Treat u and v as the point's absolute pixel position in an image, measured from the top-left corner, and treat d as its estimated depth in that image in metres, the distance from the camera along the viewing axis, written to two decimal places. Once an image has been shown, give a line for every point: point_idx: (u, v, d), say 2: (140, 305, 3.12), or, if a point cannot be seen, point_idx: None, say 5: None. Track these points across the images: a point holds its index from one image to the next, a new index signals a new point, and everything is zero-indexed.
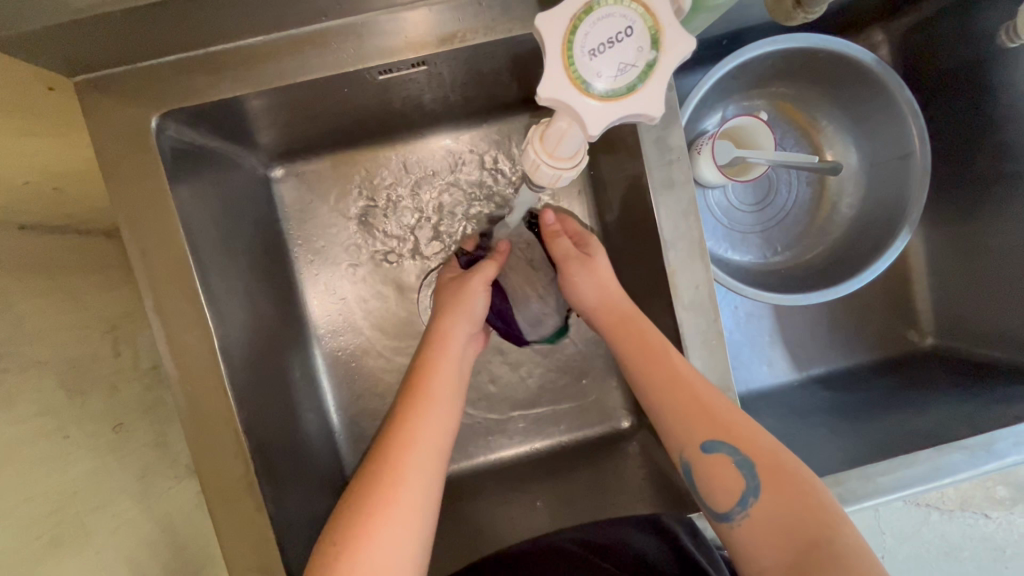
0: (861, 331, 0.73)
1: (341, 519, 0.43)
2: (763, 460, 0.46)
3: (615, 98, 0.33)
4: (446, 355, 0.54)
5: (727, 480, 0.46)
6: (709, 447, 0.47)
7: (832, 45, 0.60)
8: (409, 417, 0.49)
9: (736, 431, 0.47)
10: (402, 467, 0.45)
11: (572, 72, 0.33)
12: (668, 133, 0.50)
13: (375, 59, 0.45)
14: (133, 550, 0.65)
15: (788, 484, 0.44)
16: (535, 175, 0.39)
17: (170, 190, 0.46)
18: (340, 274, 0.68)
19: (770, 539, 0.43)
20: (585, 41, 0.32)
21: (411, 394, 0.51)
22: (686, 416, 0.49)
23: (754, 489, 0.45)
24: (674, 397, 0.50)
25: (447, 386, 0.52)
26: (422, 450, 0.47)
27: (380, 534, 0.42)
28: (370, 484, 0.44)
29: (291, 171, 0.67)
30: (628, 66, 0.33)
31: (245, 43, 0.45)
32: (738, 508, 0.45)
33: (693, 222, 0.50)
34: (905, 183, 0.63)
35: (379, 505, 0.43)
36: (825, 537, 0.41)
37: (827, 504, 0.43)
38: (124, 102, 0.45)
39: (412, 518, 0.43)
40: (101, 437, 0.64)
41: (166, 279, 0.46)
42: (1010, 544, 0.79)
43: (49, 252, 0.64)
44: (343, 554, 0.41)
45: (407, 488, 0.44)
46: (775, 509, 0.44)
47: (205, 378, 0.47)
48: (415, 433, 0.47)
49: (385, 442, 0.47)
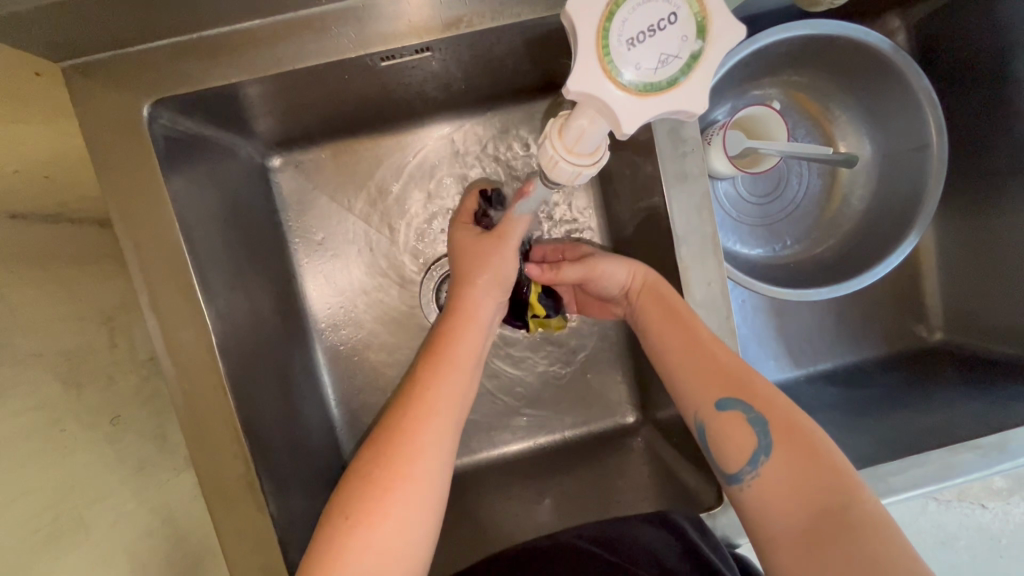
0: (871, 325, 0.72)
1: (352, 490, 0.42)
2: (776, 417, 0.45)
3: (654, 92, 0.32)
4: (471, 322, 0.49)
5: (740, 439, 0.45)
6: (723, 405, 0.46)
7: (849, 33, 0.58)
8: (429, 383, 0.46)
9: (751, 391, 0.46)
10: (420, 440, 0.43)
11: (607, 64, 0.31)
12: (682, 125, 0.48)
13: (377, 44, 0.43)
14: (134, 542, 0.64)
15: (803, 443, 0.44)
16: (553, 172, 0.37)
17: (164, 180, 0.44)
18: (340, 266, 0.67)
19: (783, 499, 0.42)
20: (622, 29, 0.30)
21: (432, 357, 0.47)
22: (702, 374, 0.48)
23: (766, 448, 0.44)
24: (688, 359, 0.49)
25: (468, 353, 0.48)
26: (439, 423, 0.44)
27: (395, 511, 0.41)
28: (384, 455, 0.42)
29: (290, 160, 0.65)
30: (670, 57, 0.31)
31: (240, 27, 0.43)
32: (748, 468, 0.44)
33: (706, 217, 0.49)
34: (921, 175, 0.62)
35: (395, 480, 0.41)
36: (842, 500, 0.40)
37: (843, 467, 0.42)
38: (115, 88, 0.43)
39: (427, 495, 0.42)
40: (98, 430, 0.63)
41: (161, 273, 0.45)
42: (1006, 534, 0.78)
43: (43, 243, 0.62)
44: (355, 529, 0.40)
45: (424, 463, 0.43)
46: (789, 470, 0.43)
47: (204, 375, 0.46)
48: (435, 401, 0.45)
49: (402, 407, 0.45)
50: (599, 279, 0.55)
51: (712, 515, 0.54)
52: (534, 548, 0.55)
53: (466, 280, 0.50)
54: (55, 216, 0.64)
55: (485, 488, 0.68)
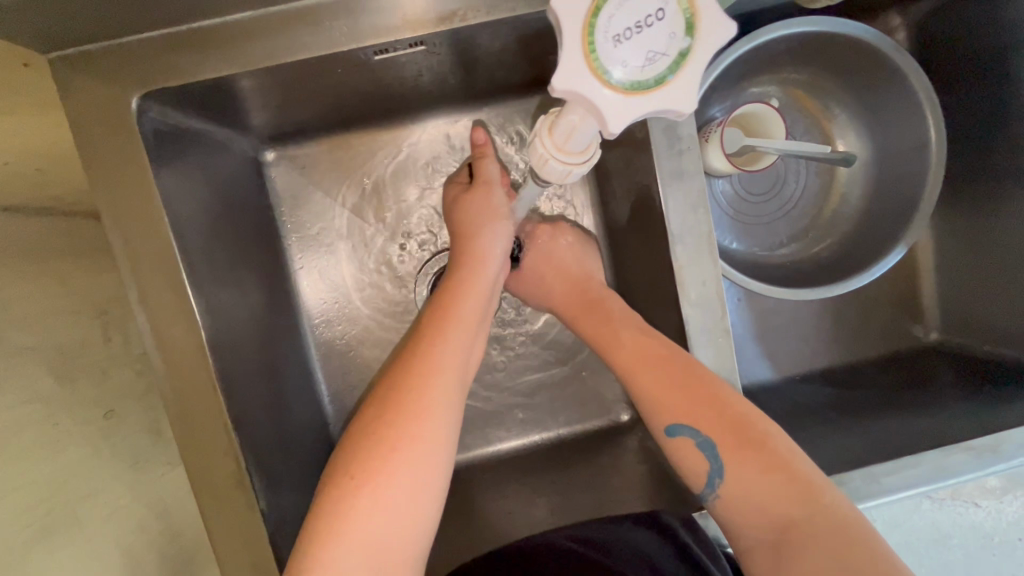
0: (868, 326, 0.71)
1: (357, 451, 0.41)
2: (724, 437, 0.46)
3: (642, 91, 0.31)
4: (478, 276, 0.50)
5: (694, 465, 0.47)
6: (673, 431, 0.48)
7: (848, 30, 0.57)
8: (436, 340, 0.46)
9: (698, 412, 0.47)
10: (427, 396, 0.43)
11: (593, 62, 0.31)
12: (677, 122, 0.47)
13: (369, 38, 0.43)
14: (126, 537, 0.64)
15: (758, 457, 0.45)
16: (543, 170, 0.37)
17: (153, 174, 0.44)
18: (335, 262, 0.66)
19: (745, 517, 0.44)
20: (608, 26, 0.30)
21: (438, 317, 0.48)
22: (652, 400, 0.49)
23: (719, 470, 0.46)
24: (642, 384, 0.50)
25: (474, 307, 0.49)
26: (445, 380, 0.44)
27: (401, 470, 0.40)
28: (390, 412, 0.42)
29: (284, 154, 0.65)
30: (658, 54, 0.30)
31: (231, 18, 0.42)
32: (708, 491, 0.46)
33: (702, 215, 0.48)
34: (920, 174, 0.62)
35: (402, 436, 0.41)
36: (801, 512, 0.42)
37: (799, 475, 0.43)
38: (101, 81, 0.42)
39: (433, 453, 0.42)
40: (90, 425, 0.63)
41: (150, 268, 0.44)
42: (998, 533, 0.78)
43: (36, 236, 0.62)
44: (359, 489, 0.39)
45: (431, 421, 0.42)
46: (744, 488, 0.45)
47: (194, 372, 0.46)
48: (442, 358, 0.45)
49: (409, 364, 0.45)
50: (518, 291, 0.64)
51: (703, 514, 0.53)
52: (524, 547, 0.55)
53: (471, 235, 0.52)
54: (47, 208, 0.64)
55: (479, 486, 0.68)
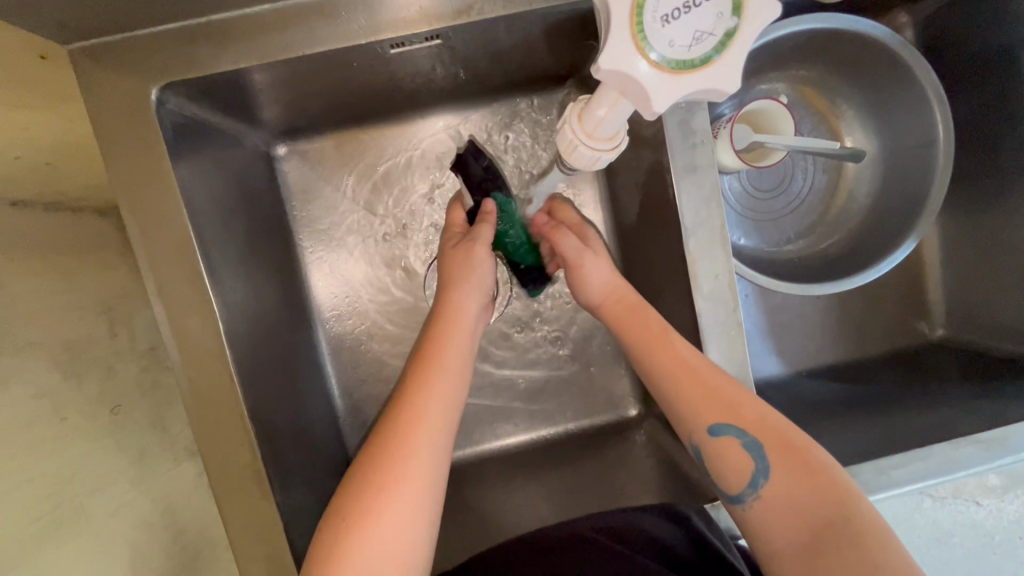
0: (874, 322, 0.72)
1: (347, 495, 0.42)
2: (770, 440, 0.46)
3: (688, 70, 0.31)
4: (456, 326, 0.50)
5: (738, 463, 0.46)
6: (716, 430, 0.47)
7: (857, 27, 0.58)
8: (418, 388, 0.46)
9: (743, 413, 0.47)
10: (410, 443, 0.43)
11: (640, 41, 0.31)
12: (691, 116, 0.48)
13: (387, 31, 0.43)
14: (133, 533, 0.64)
15: (801, 463, 0.45)
16: (571, 157, 0.37)
17: (171, 166, 0.44)
18: (344, 257, 0.66)
19: (784, 519, 0.44)
20: (657, 5, 0.30)
21: (422, 364, 0.48)
22: (695, 402, 0.48)
23: (764, 471, 0.45)
24: (684, 387, 0.49)
25: (457, 356, 0.49)
26: (429, 425, 0.44)
27: (386, 512, 0.40)
28: (376, 458, 0.43)
29: (295, 149, 0.65)
30: (705, 34, 0.31)
31: (250, 11, 0.42)
32: (749, 491, 0.45)
33: (714, 209, 0.49)
34: (927, 170, 0.62)
35: (387, 480, 0.41)
36: (841, 514, 0.42)
37: (839, 482, 0.44)
38: (121, 73, 0.42)
39: (419, 496, 0.42)
40: (98, 419, 0.63)
41: (167, 260, 0.44)
42: (999, 531, 0.79)
43: (47, 230, 0.62)
44: (351, 529, 0.40)
45: (416, 464, 0.42)
46: (789, 491, 0.44)
47: (209, 363, 0.46)
48: (426, 406, 0.45)
49: (393, 413, 0.45)
50: (575, 270, 0.56)
51: (716, 506, 0.54)
52: (539, 538, 0.55)
53: (449, 288, 0.52)
54: (56, 203, 0.63)
55: (488, 481, 0.68)
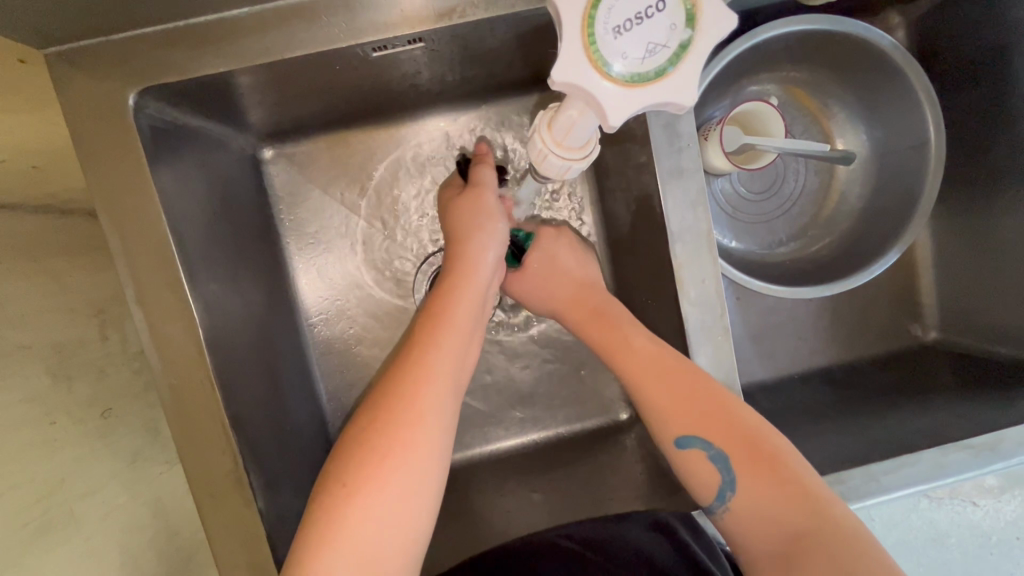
0: (866, 324, 0.71)
1: (350, 460, 0.40)
2: (737, 449, 0.46)
3: (643, 83, 0.31)
4: (471, 281, 0.48)
5: (705, 475, 0.47)
6: (683, 443, 0.48)
7: (850, 28, 0.57)
8: (427, 345, 0.45)
9: (709, 426, 0.47)
10: (419, 405, 0.42)
11: (593, 54, 0.30)
12: (677, 119, 0.47)
13: (369, 34, 0.43)
14: (122, 536, 0.63)
15: (771, 472, 0.45)
16: (543, 165, 0.37)
17: (152, 171, 0.43)
18: (333, 261, 0.66)
19: (753, 530, 0.44)
20: (609, 17, 0.30)
21: (432, 321, 0.46)
22: (662, 411, 0.49)
23: (731, 482, 0.46)
24: (649, 395, 0.50)
25: (468, 312, 0.48)
26: (439, 386, 0.43)
27: (393, 479, 0.39)
28: (384, 420, 0.41)
29: (282, 152, 0.64)
30: (659, 46, 0.30)
31: (229, 14, 0.42)
32: (719, 503, 0.46)
33: (701, 214, 0.48)
34: (920, 172, 0.62)
35: (395, 446, 0.40)
36: (812, 523, 0.42)
37: (811, 490, 0.44)
38: (97, 77, 0.42)
39: (428, 462, 0.41)
40: (88, 423, 0.63)
41: (147, 265, 0.44)
42: (996, 531, 0.78)
43: (35, 235, 0.61)
44: (352, 497, 0.39)
45: (425, 429, 0.41)
46: (758, 502, 0.45)
47: (191, 370, 0.45)
48: (436, 364, 0.44)
49: (402, 371, 0.43)
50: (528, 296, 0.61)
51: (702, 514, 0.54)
52: (523, 547, 0.54)
53: (465, 238, 0.50)
54: (43, 206, 0.63)
55: (478, 485, 0.68)
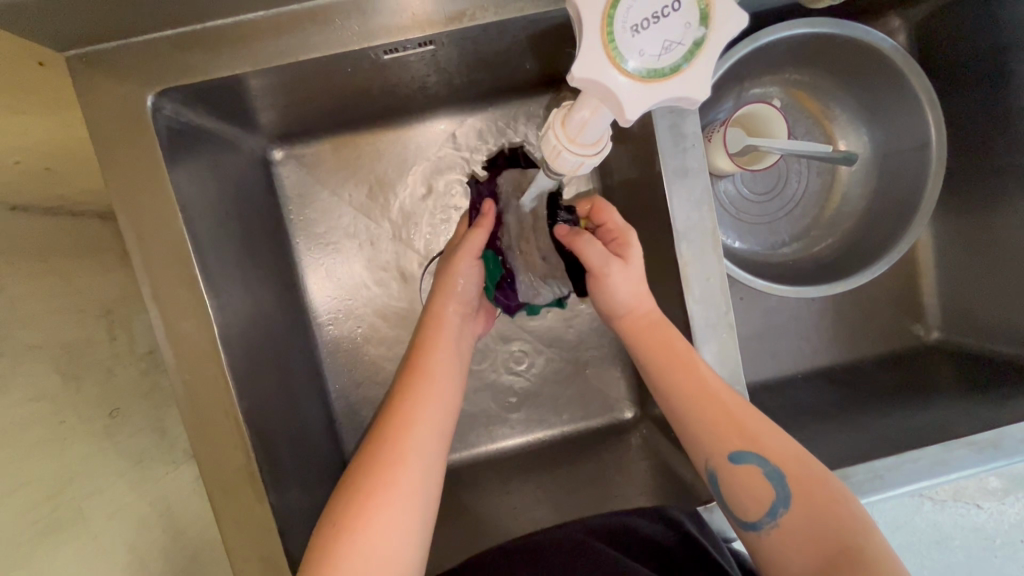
0: (869, 324, 0.72)
1: (342, 502, 0.43)
2: (791, 468, 0.46)
3: (659, 79, 0.31)
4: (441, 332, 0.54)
5: (759, 491, 0.46)
6: (737, 457, 0.48)
7: (850, 31, 0.58)
8: (408, 396, 0.49)
9: (764, 442, 0.48)
10: (401, 448, 0.45)
11: (612, 51, 0.31)
12: (681, 120, 0.48)
13: (381, 37, 0.43)
14: (133, 535, 0.64)
15: (817, 493, 0.45)
16: (556, 162, 0.38)
17: (166, 171, 0.44)
18: (341, 260, 0.67)
19: (798, 548, 0.44)
20: (627, 16, 0.30)
21: (411, 374, 0.51)
22: (714, 425, 0.49)
23: (784, 500, 0.46)
24: (703, 406, 0.49)
25: (443, 360, 0.52)
26: (420, 431, 0.47)
27: (380, 517, 0.42)
28: (370, 464, 0.44)
29: (291, 154, 0.65)
30: (674, 43, 0.31)
31: (244, 18, 0.43)
32: (767, 518, 0.46)
33: (706, 212, 0.49)
34: (921, 173, 0.62)
35: (379, 486, 0.43)
36: (853, 543, 0.42)
37: (855, 513, 0.44)
38: (116, 79, 0.43)
39: (412, 498, 0.43)
40: (98, 421, 0.63)
41: (162, 263, 0.45)
42: (1000, 533, 0.78)
43: (48, 235, 0.62)
44: (342, 535, 0.41)
45: (410, 471, 0.44)
46: (810, 523, 0.44)
47: (204, 367, 0.46)
48: (415, 412, 0.47)
49: (386, 422, 0.47)
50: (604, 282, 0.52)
51: (709, 508, 0.53)
52: (531, 544, 0.55)
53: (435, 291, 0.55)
54: (57, 207, 0.63)
55: (484, 484, 0.68)
